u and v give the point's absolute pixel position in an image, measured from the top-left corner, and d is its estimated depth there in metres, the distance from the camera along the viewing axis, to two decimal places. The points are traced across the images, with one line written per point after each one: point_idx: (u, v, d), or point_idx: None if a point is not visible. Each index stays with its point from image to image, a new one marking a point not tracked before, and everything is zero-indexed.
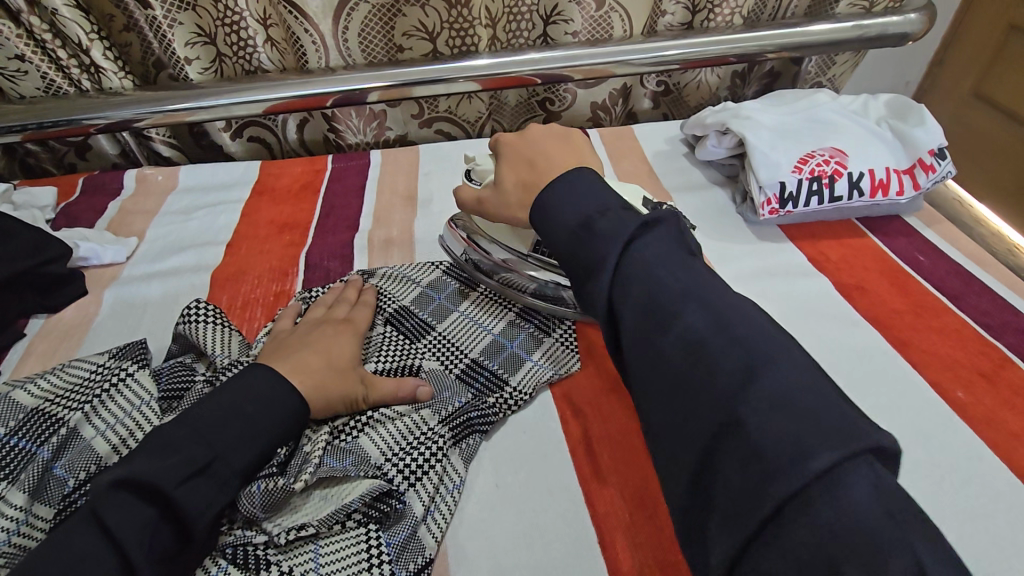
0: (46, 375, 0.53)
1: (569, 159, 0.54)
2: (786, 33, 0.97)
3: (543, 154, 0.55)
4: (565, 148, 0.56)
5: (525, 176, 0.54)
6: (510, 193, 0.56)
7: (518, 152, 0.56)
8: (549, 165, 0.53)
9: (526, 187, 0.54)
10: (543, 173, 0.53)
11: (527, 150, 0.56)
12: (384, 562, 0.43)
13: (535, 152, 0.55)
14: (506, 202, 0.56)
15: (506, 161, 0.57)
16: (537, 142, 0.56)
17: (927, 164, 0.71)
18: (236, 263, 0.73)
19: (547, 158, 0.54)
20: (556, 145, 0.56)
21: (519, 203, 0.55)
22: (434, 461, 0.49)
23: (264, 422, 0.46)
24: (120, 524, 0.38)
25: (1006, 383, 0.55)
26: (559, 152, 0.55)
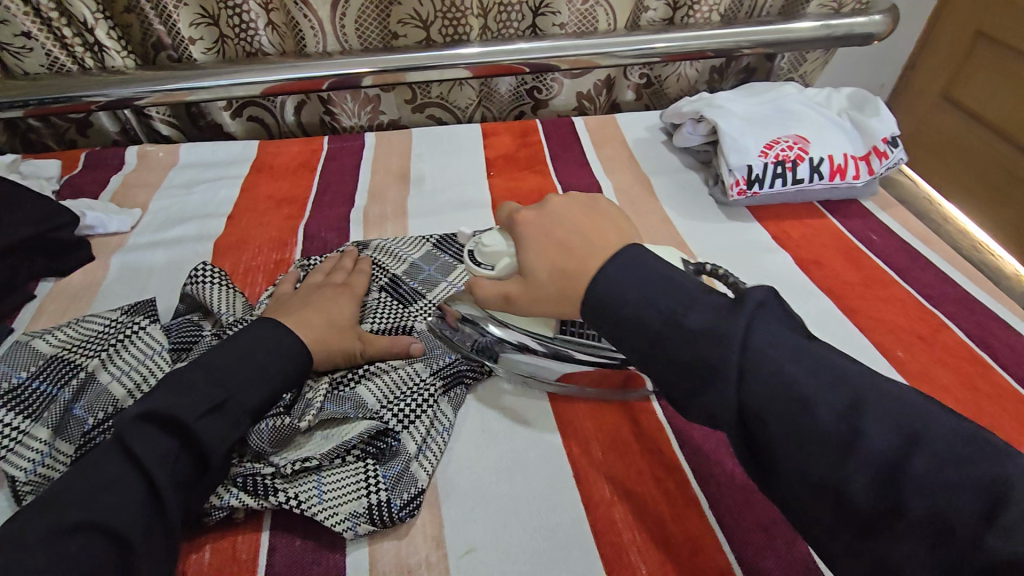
0: (62, 328, 0.57)
1: (607, 238, 0.45)
2: (760, 30, 1.03)
3: (572, 230, 0.46)
4: (598, 222, 0.47)
5: (552, 263, 0.45)
6: (537, 286, 0.46)
7: (542, 232, 0.48)
8: (577, 253, 0.44)
9: (556, 276, 0.45)
10: (589, 257, 0.43)
11: (556, 231, 0.47)
12: (381, 490, 0.48)
13: (560, 232, 0.47)
14: (542, 292, 0.46)
15: (528, 240, 0.48)
16: (561, 216, 0.48)
17: (882, 151, 0.77)
18: (238, 233, 0.77)
19: (579, 235, 0.46)
20: (581, 218, 0.47)
21: (562, 296, 0.44)
22: (426, 406, 0.54)
23: (272, 369, 0.50)
24: (146, 452, 0.42)
25: (941, 345, 0.61)
26: (586, 222, 0.47)
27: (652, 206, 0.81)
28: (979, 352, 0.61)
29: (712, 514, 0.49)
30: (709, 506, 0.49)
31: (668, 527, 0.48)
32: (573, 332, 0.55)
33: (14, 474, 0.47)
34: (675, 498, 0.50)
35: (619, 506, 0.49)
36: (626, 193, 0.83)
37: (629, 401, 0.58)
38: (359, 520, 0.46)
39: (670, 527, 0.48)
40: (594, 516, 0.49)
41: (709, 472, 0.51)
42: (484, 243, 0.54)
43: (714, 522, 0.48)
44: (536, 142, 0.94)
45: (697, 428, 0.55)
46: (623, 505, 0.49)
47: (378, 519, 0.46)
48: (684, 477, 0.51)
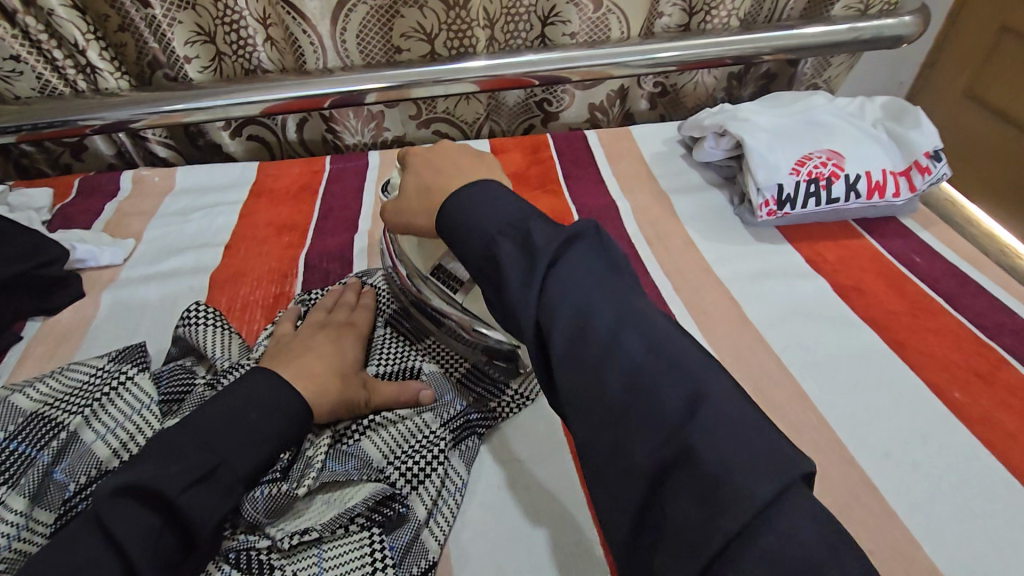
0: (44, 379, 0.53)
1: (475, 165, 0.52)
2: (782, 35, 0.97)
3: (453, 164, 0.52)
4: (475, 160, 0.54)
5: (427, 182, 0.51)
6: (412, 203, 0.52)
7: (428, 161, 0.53)
8: (447, 177, 0.50)
9: (426, 191, 0.51)
10: (449, 179, 0.50)
11: (435, 160, 0.53)
12: (388, 566, 0.43)
13: (442, 162, 0.53)
14: (407, 206, 0.52)
15: (415, 166, 0.54)
16: (447, 151, 0.55)
17: (923, 166, 0.71)
18: (235, 265, 0.72)
19: (455, 167, 0.52)
20: (464, 155, 0.54)
21: (420, 208, 0.51)
22: (436, 464, 0.49)
23: (267, 428, 0.46)
24: (125, 531, 0.38)
25: (1003, 384, 0.56)
26: (468, 163, 0.52)
27: (674, 228, 0.76)
28: None
29: None
30: None
31: None
32: (444, 275, 0.56)
33: None
34: None
35: None
36: (645, 214, 0.78)
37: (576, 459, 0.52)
38: None
39: None
40: None
41: None
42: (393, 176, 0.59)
43: None
44: (548, 158, 0.89)
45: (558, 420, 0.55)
46: None
47: None
48: None
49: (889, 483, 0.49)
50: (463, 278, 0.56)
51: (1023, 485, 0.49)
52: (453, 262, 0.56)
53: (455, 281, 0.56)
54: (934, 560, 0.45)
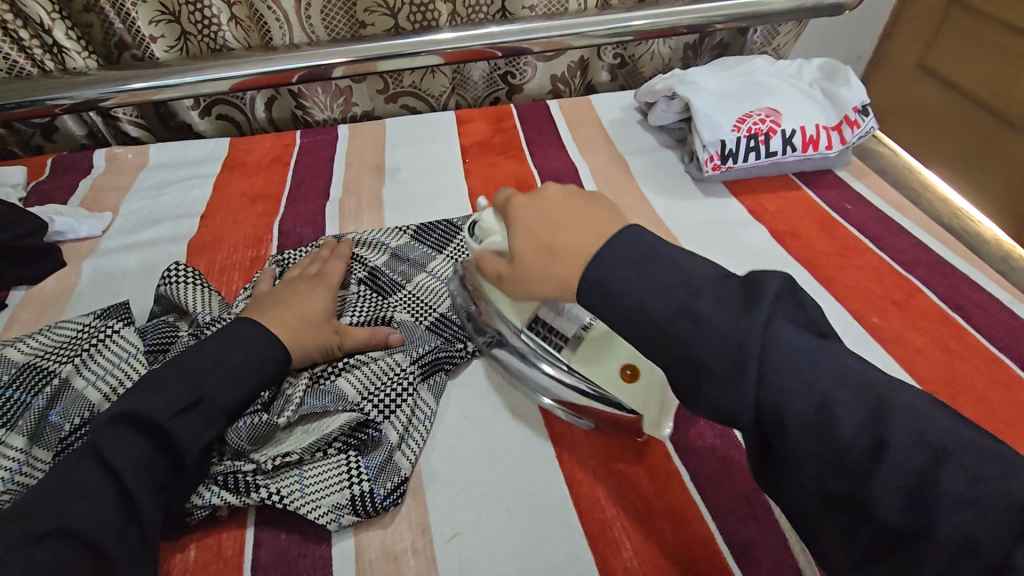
0: (34, 334, 0.56)
1: (584, 209, 0.44)
2: (731, 5, 1.02)
3: (567, 213, 0.44)
4: (591, 207, 0.45)
5: (544, 243, 0.43)
6: (531, 265, 0.44)
7: (534, 214, 0.46)
8: (568, 235, 0.42)
9: (547, 258, 0.43)
10: (571, 239, 0.42)
11: (545, 212, 0.45)
12: (364, 481, 0.48)
13: (554, 214, 0.45)
14: (526, 269, 0.45)
15: (519, 222, 0.46)
16: (552, 199, 0.46)
17: (852, 120, 0.77)
18: (212, 232, 0.76)
19: (574, 216, 0.44)
20: (574, 201, 0.45)
21: (544, 275, 0.43)
22: (406, 395, 0.54)
23: (250, 367, 0.50)
24: (117, 456, 0.42)
25: (915, 309, 0.62)
26: (582, 211, 0.44)
27: (628, 186, 0.81)
28: (952, 314, 0.62)
29: (692, 484, 0.50)
30: (690, 478, 0.50)
31: (652, 501, 0.49)
32: (541, 329, 0.53)
33: None
34: (657, 470, 0.51)
35: (602, 484, 0.50)
36: (603, 174, 0.83)
37: (601, 456, 0.52)
38: (343, 511, 0.47)
39: (654, 500, 0.49)
40: (578, 495, 0.49)
41: (689, 445, 0.52)
42: (482, 221, 0.52)
43: (694, 492, 0.49)
44: (511, 126, 0.93)
45: (579, 488, 0.50)
46: (605, 482, 0.50)
47: (362, 509, 0.47)
48: (666, 451, 0.52)
49: None
50: (569, 333, 0.52)
51: (924, 389, 0.55)
52: (558, 315, 0.52)
53: (558, 336, 0.53)
54: None
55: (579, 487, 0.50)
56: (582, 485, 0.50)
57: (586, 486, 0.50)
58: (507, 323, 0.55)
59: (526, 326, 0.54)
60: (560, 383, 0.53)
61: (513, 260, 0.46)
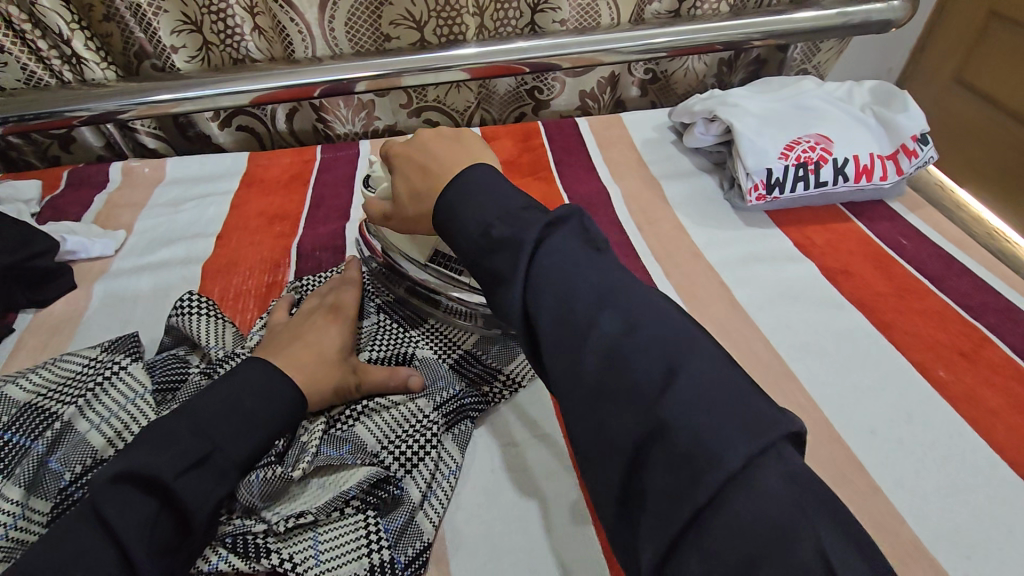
0: (37, 369, 0.53)
1: (452, 153, 0.49)
2: (772, 21, 0.97)
3: (431, 154, 0.50)
4: (456, 149, 0.50)
5: (415, 186, 0.49)
6: (408, 208, 0.51)
7: (410, 160, 0.51)
8: (432, 174, 0.48)
9: (417, 196, 0.49)
10: (438, 176, 0.48)
11: (416, 155, 0.50)
12: (384, 547, 0.44)
13: (424, 157, 0.50)
14: (404, 211, 0.51)
15: (398, 168, 0.52)
16: (424, 145, 0.51)
17: (910, 149, 0.72)
18: (228, 255, 0.72)
19: (438, 158, 0.49)
20: (442, 143, 0.50)
21: (417, 213, 0.50)
22: (430, 447, 0.50)
23: (263, 416, 0.47)
24: (121, 519, 0.39)
25: (986, 362, 0.57)
26: (448, 152, 0.49)
27: (664, 214, 0.76)
28: None
29: None
30: None
31: None
32: (441, 260, 0.59)
33: None
34: None
35: None
36: (636, 199, 0.79)
37: None
38: None
39: None
40: (616, 569, 0.45)
41: None
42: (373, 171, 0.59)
43: None
44: (539, 145, 0.89)
45: (617, 561, 0.45)
46: None
47: None
48: None
49: (873, 461, 0.50)
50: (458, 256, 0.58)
51: (1002, 457, 0.50)
52: (447, 246, 0.58)
53: (453, 263, 0.58)
54: (917, 533, 0.46)
55: (618, 559, 0.45)
56: (622, 558, 0.46)
57: None
58: (398, 255, 0.62)
59: (428, 260, 0.59)
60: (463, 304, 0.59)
61: (397, 199, 0.52)
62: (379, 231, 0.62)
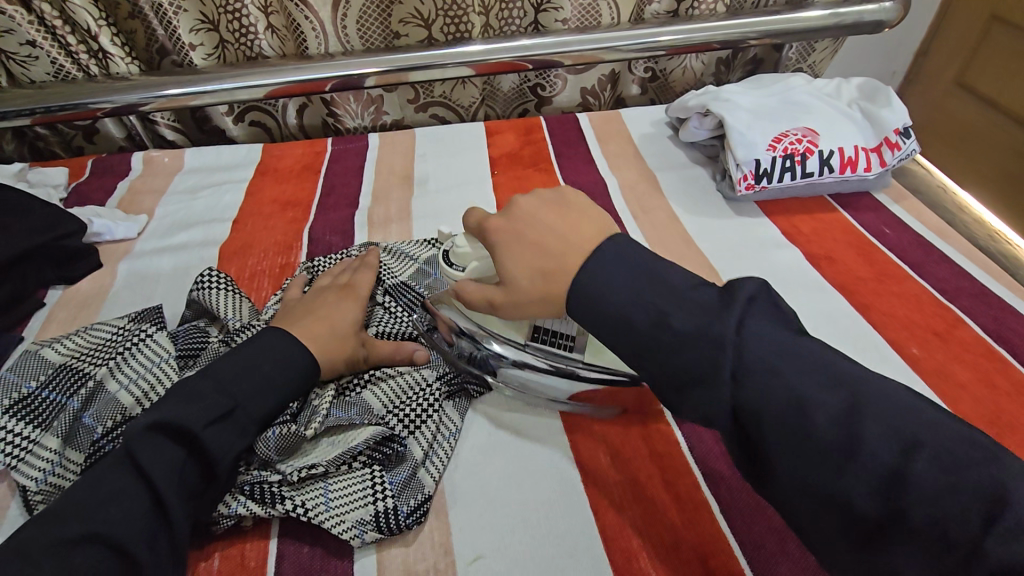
0: (70, 336, 0.58)
1: (570, 227, 0.46)
2: (767, 21, 1.01)
3: (544, 228, 0.46)
4: (568, 218, 0.47)
5: (535, 266, 0.45)
6: (523, 288, 0.46)
7: (517, 236, 0.47)
8: (555, 252, 0.44)
9: (539, 277, 0.45)
10: (564, 255, 0.44)
11: (527, 230, 0.47)
12: (388, 497, 0.48)
13: (538, 233, 0.46)
14: (521, 293, 0.46)
15: (502, 245, 0.48)
16: (531, 217, 0.48)
17: (893, 141, 0.75)
18: (243, 238, 0.77)
19: (554, 232, 0.46)
20: (552, 215, 0.47)
21: (542, 296, 0.45)
22: (432, 411, 0.54)
23: (280, 378, 0.50)
24: (152, 463, 0.43)
25: (957, 341, 0.60)
26: (563, 224, 0.46)
27: (658, 203, 0.80)
28: (996, 346, 0.60)
29: (723, 517, 0.48)
30: (719, 509, 0.49)
31: (680, 532, 0.47)
32: (544, 337, 0.54)
33: (26, 483, 0.48)
34: (686, 501, 0.49)
35: (628, 511, 0.49)
36: (632, 190, 0.83)
37: (627, 482, 0.51)
38: (366, 528, 0.46)
39: (682, 531, 0.47)
40: (604, 521, 0.48)
41: (719, 476, 0.51)
42: (457, 246, 0.54)
43: (725, 526, 0.48)
44: (540, 139, 0.93)
45: (604, 514, 0.49)
46: (632, 509, 0.49)
47: (385, 527, 0.46)
48: (694, 480, 0.51)
49: None
50: (569, 330, 0.53)
51: None
52: (556, 322, 0.53)
53: (560, 338, 0.54)
54: None
55: (604, 511, 0.49)
56: (610, 512, 0.49)
57: (612, 513, 0.49)
58: (476, 324, 0.57)
59: (528, 339, 0.55)
60: (552, 375, 0.56)
61: (505, 280, 0.47)
62: (448, 299, 0.58)
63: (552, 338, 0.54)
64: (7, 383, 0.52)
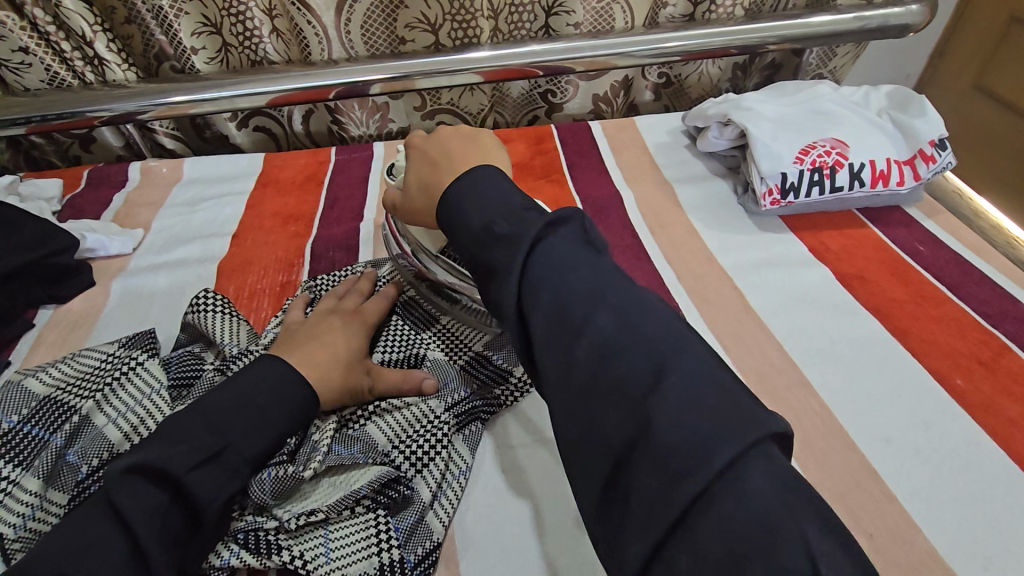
0: (57, 363, 0.54)
1: (468, 153, 0.52)
2: (787, 25, 0.97)
3: (446, 150, 0.53)
4: (468, 146, 0.53)
5: (425, 177, 0.52)
6: (413, 200, 0.53)
7: (422, 152, 0.54)
8: (445, 167, 0.51)
9: (424, 187, 0.52)
10: (447, 168, 0.50)
11: (433, 150, 0.53)
12: (393, 546, 0.44)
13: (439, 153, 0.53)
14: (411, 203, 0.53)
15: (412, 159, 0.54)
16: (443, 141, 0.54)
17: (928, 154, 0.71)
18: (243, 253, 0.73)
19: (450, 151, 0.52)
20: (460, 143, 0.53)
21: (422, 205, 0.52)
22: (440, 447, 0.51)
23: (276, 414, 0.47)
24: (133, 511, 0.39)
25: (1004, 371, 0.56)
26: (461, 149, 0.52)
27: (676, 217, 0.76)
28: None
29: None
30: None
31: None
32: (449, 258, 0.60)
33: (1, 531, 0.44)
34: None
35: None
36: (648, 203, 0.79)
37: None
38: None
39: None
40: None
41: None
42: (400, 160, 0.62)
43: None
44: (552, 148, 0.89)
45: None
46: None
47: None
48: None
49: (887, 468, 0.50)
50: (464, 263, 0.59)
51: (1021, 468, 0.50)
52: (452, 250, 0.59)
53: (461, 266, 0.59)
54: (933, 544, 0.45)
55: None
56: None
57: None
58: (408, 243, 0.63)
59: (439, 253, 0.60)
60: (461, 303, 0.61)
61: (405, 191, 0.54)
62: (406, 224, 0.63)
63: (456, 255, 0.60)
64: None
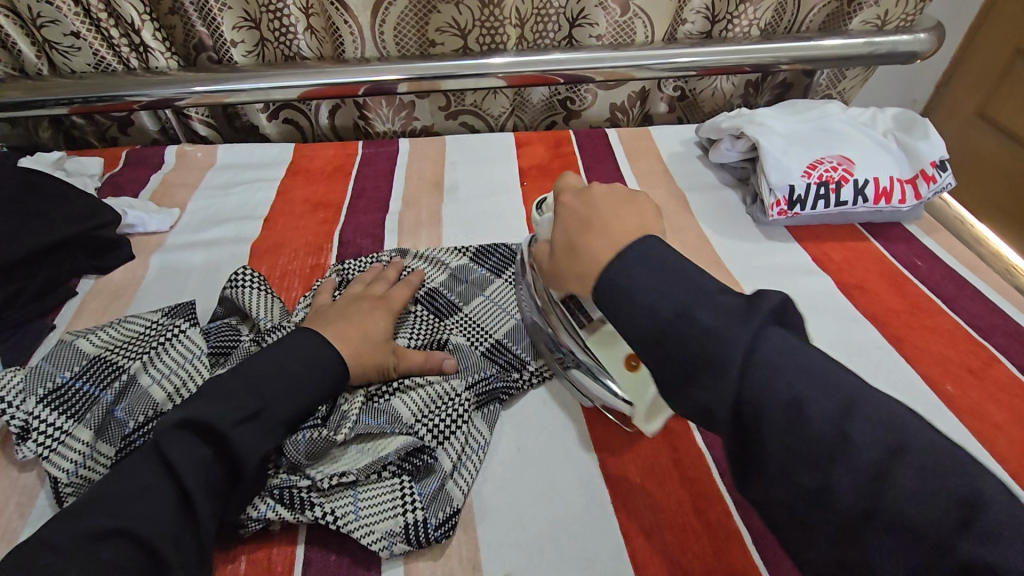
0: (106, 327, 0.58)
1: (626, 213, 0.47)
2: (802, 46, 1.01)
3: (601, 210, 0.48)
4: (626, 206, 0.48)
5: (571, 239, 0.48)
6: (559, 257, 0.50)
7: (570, 202, 0.50)
8: (597, 232, 0.46)
9: (572, 249, 0.47)
10: (597, 235, 0.46)
11: (581, 206, 0.49)
12: (418, 509, 0.48)
13: (590, 211, 0.48)
14: (556, 264, 0.50)
15: (561, 210, 0.51)
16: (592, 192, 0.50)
17: (929, 175, 0.75)
18: (275, 237, 0.77)
19: (607, 212, 0.47)
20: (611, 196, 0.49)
21: (570, 271, 0.48)
22: (461, 422, 0.54)
23: (309, 380, 0.50)
24: (181, 459, 0.43)
25: (992, 380, 0.60)
26: (618, 207, 0.48)
27: (688, 223, 0.80)
28: None
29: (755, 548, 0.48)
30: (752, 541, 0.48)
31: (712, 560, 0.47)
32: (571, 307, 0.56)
33: (56, 475, 0.48)
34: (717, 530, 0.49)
35: (658, 536, 0.49)
36: (662, 208, 0.83)
37: (657, 505, 0.51)
38: (395, 539, 0.47)
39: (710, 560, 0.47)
40: (633, 546, 0.48)
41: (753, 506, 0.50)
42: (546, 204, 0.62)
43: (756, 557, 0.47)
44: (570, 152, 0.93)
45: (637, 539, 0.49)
46: (662, 534, 0.49)
47: (414, 539, 0.47)
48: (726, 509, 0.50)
49: None
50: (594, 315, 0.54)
51: (1004, 468, 0.53)
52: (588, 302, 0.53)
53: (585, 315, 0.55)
54: None
55: (638, 539, 0.49)
56: (644, 538, 0.49)
57: (646, 541, 0.49)
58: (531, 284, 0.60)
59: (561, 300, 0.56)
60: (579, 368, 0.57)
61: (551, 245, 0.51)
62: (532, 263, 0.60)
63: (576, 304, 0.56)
64: (42, 371, 0.53)
